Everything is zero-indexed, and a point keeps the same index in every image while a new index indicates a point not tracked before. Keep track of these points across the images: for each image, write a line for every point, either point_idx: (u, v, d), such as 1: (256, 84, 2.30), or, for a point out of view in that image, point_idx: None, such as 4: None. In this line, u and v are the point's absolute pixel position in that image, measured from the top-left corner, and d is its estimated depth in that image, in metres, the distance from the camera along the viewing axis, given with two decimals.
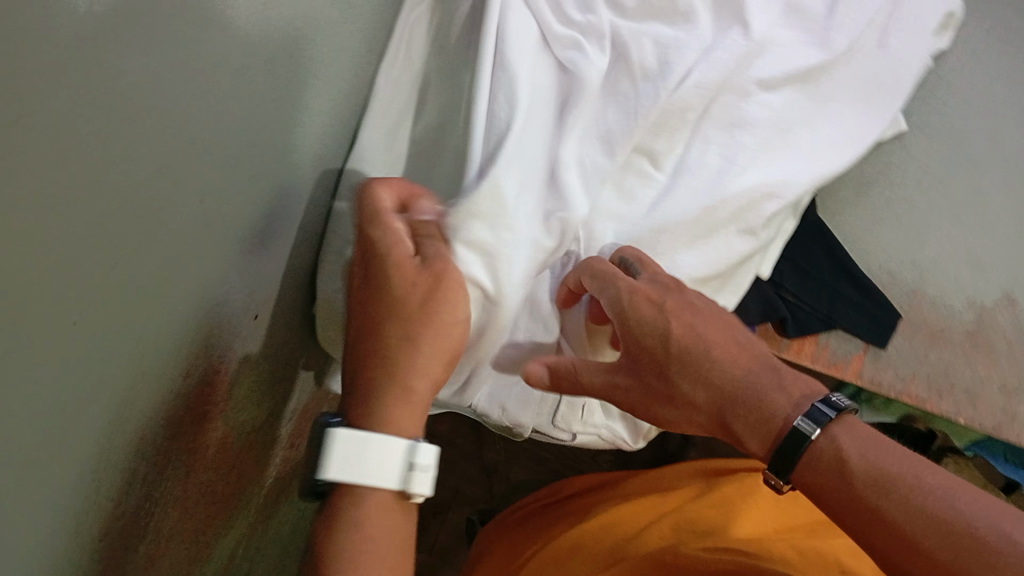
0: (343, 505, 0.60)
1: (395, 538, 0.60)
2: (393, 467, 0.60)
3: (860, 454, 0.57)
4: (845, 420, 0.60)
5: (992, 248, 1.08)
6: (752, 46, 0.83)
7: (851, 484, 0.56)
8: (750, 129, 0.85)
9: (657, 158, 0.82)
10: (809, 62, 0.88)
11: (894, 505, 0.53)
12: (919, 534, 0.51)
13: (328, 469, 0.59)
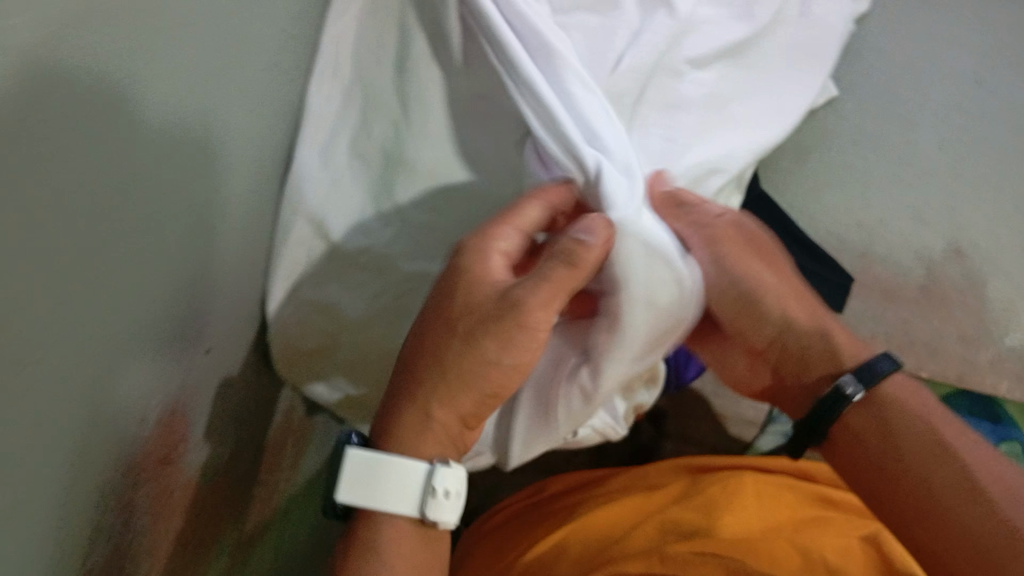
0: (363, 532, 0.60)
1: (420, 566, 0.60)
2: (418, 498, 0.59)
3: (920, 422, 0.64)
4: (899, 380, 0.67)
5: (935, 204, 1.09)
6: (679, 27, 0.84)
7: (901, 444, 0.63)
8: (686, 107, 0.84)
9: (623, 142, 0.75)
10: (728, 34, 0.88)
11: (938, 464, 0.61)
12: (947, 494, 0.60)
13: (347, 493, 0.59)
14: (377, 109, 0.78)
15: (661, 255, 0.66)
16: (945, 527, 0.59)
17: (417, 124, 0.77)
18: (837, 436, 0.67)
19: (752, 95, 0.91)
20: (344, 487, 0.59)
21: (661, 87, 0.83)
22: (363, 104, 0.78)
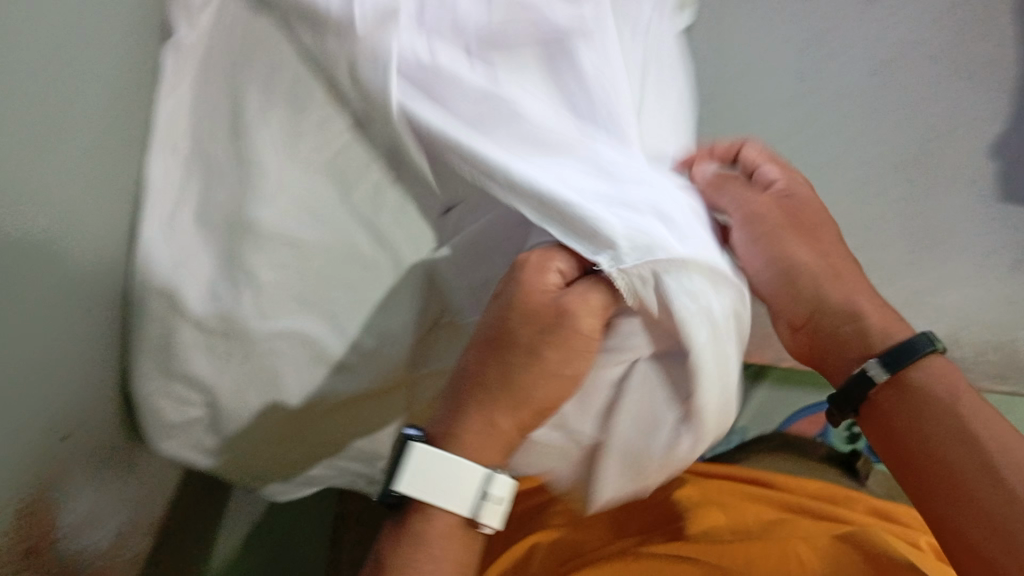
0: (413, 530, 0.60)
1: (457, 567, 0.61)
2: (472, 498, 0.60)
3: (957, 404, 0.60)
4: (935, 363, 0.62)
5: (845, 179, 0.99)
6: None
7: (921, 427, 0.60)
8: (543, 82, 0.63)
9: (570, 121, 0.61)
10: None
11: (993, 457, 0.56)
12: (970, 478, 0.57)
13: (405, 484, 0.59)
14: (216, 174, 0.61)
15: (727, 321, 0.57)
16: (969, 508, 0.56)
17: (257, 184, 0.60)
18: (884, 395, 0.63)
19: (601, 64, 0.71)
20: (401, 479, 0.59)
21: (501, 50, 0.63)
22: (202, 175, 0.61)
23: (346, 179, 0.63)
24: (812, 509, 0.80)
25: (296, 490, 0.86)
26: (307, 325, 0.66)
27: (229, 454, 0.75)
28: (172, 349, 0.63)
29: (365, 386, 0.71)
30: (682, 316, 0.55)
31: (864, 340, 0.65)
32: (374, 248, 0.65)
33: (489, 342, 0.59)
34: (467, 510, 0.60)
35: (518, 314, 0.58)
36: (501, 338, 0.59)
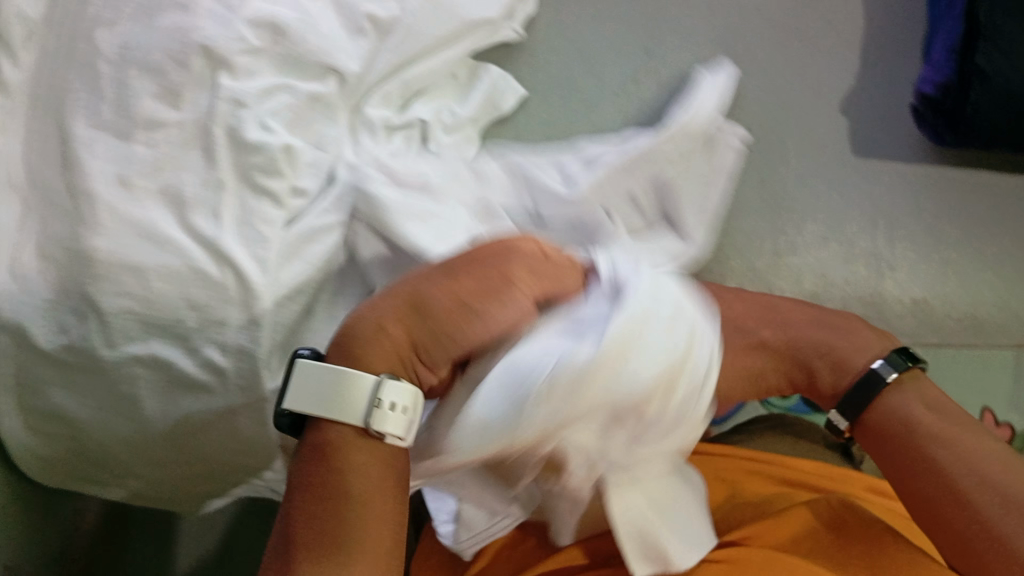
0: (310, 445, 0.42)
1: (372, 482, 0.42)
2: (370, 399, 0.42)
3: (926, 436, 0.49)
4: (900, 396, 0.51)
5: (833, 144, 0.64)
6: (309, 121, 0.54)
7: (886, 453, 0.50)
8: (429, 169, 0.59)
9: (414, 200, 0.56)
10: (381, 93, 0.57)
11: (950, 483, 0.47)
12: (941, 497, 0.47)
13: (297, 398, 0.42)
14: (65, 225, 0.48)
15: (645, 310, 0.43)
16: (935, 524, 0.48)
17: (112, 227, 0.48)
18: (867, 423, 0.52)
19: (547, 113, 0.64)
20: (289, 391, 0.43)
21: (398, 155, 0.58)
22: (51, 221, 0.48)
23: (185, 202, 0.50)
24: (800, 480, 0.61)
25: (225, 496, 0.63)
26: (171, 354, 0.50)
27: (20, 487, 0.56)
28: (37, 389, 0.51)
29: (216, 407, 0.53)
30: (630, 316, 0.42)
31: (848, 358, 0.53)
32: (234, 283, 0.50)
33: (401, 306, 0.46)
34: (362, 419, 0.42)
35: (438, 272, 0.47)
36: (409, 321, 0.45)
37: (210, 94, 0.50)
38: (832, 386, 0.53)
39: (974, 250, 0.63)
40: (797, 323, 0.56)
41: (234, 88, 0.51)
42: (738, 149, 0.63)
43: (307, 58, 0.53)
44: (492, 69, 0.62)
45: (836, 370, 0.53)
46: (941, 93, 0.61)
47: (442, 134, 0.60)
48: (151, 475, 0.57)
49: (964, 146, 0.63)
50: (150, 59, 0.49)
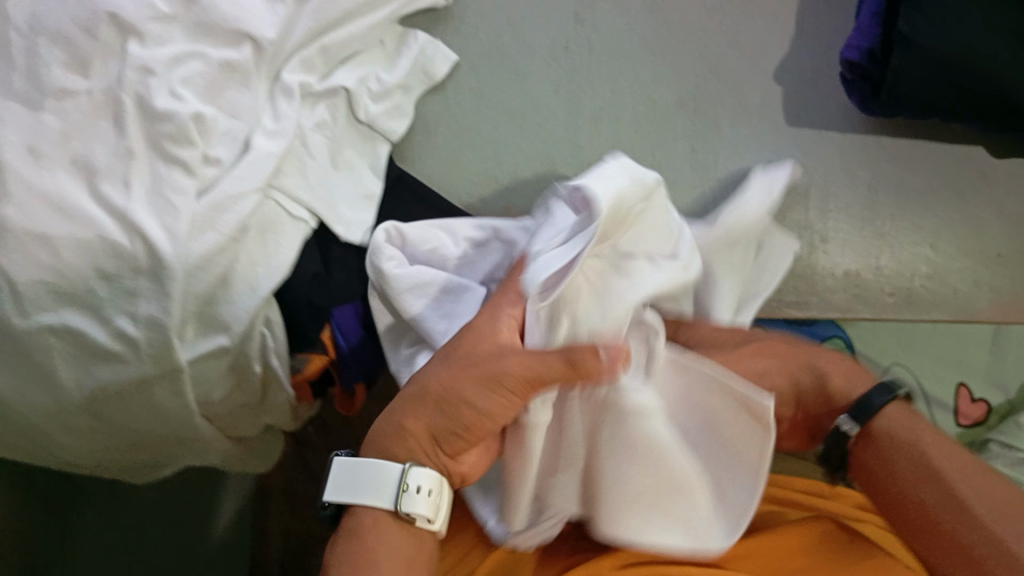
0: (347, 530, 0.47)
1: (401, 560, 0.47)
2: (399, 486, 0.47)
3: (921, 452, 0.48)
4: (894, 411, 0.49)
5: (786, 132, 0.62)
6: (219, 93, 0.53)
7: (891, 466, 0.48)
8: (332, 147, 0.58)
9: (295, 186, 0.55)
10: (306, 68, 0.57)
11: (920, 492, 0.47)
12: (941, 510, 0.46)
13: (334, 491, 0.48)
14: None
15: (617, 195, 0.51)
16: (925, 532, 0.47)
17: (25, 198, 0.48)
18: (872, 436, 0.49)
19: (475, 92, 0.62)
20: (328, 488, 0.48)
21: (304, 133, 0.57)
22: None
23: (96, 174, 0.49)
24: (793, 496, 0.62)
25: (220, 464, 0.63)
26: (83, 323, 0.49)
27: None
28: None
29: (128, 377, 0.51)
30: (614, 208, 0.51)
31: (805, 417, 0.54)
32: (143, 252, 0.49)
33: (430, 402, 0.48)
34: (390, 504, 0.47)
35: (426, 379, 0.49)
36: (440, 389, 0.48)
37: (119, 62, 0.51)
38: (846, 395, 0.51)
39: (910, 222, 0.61)
40: (818, 362, 0.54)
41: (143, 56, 0.51)
42: (667, 118, 0.62)
43: (219, 24, 0.53)
44: (409, 38, 0.61)
45: (818, 395, 0.53)
46: (867, 59, 0.59)
47: (369, 101, 0.59)
48: (71, 444, 0.55)
49: (894, 113, 0.61)
50: (60, 28, 0.49)
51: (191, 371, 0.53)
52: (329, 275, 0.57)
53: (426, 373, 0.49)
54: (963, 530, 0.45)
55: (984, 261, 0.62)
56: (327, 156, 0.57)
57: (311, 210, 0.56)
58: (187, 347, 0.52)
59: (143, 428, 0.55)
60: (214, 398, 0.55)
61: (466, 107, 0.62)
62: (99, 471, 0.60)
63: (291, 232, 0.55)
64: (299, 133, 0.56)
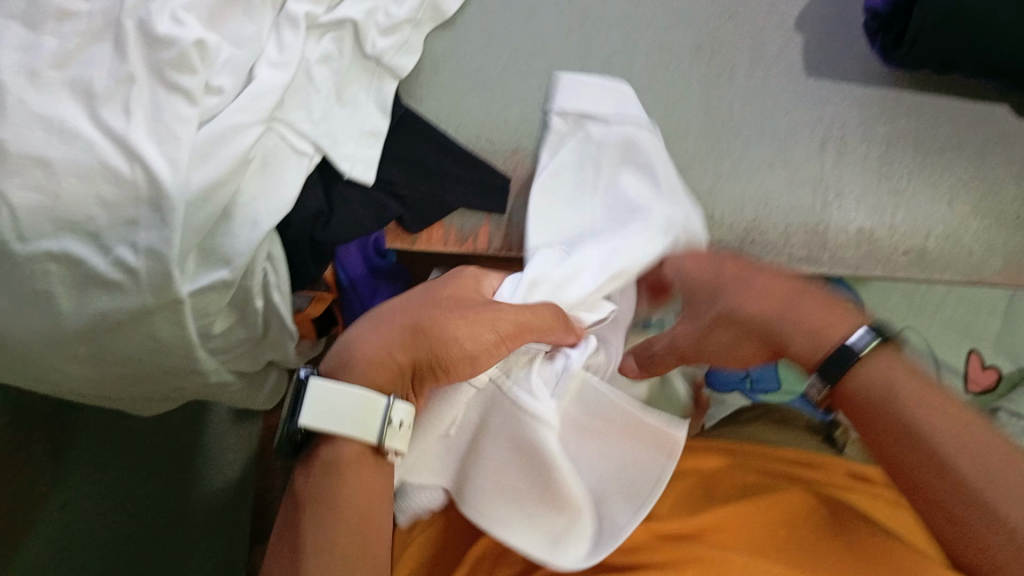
0: (320, 461, 0.41)
1: (374, 495, 0.42)
2: (387, 420, 0.41)
3: (899, 407, 0.41)
4: (878, 360, 0.43)
5: (813, 86, 0.61)
6: (227, 24, 0.53)
7: (871, 425, 0.42)
8: (340, 82, 0.56)
9: (298, 118, 0.54)
10: (317, 1, 0.56)
11: (898, 454, 0.41)
12: (918, 473, 0.40)
13: (312, 417, 0.40)
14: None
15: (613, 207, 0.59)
16: (911, 500, 0.40)
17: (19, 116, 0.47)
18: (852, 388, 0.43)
19: (486, 31, 0.61)
20: (306, 409, 0.40)
21: (313, 64, 0.55)
22: None
23: (94, 98, 0.49)
24: (798, 474, 0.59)
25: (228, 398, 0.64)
26: (82, 250, 0.49)
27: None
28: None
29: (128, 306, 0.50)
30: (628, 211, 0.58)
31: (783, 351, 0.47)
32: (143, 179, 0.49)
33: (399, 331, 0.44)
34: (376, 439, 0.41)
35: (429, 299, 0.46)
36: (414, 332, 0.44)
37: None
38: (808, 351, 0.45)
39: (927, 179, 0.59)
40: (764, 301, 0.48)
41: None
42: (679, 64, 0.61)
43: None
44: None
45: (803, 340, 0.46)
46: (889, 8, 0.58)
47: (377, 35, 0.57)
48: (73, 370, 0.55)
49: (916, 66, 0.59)
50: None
51: (191, 303, 0.52)
52: (332, 213, 0.56)
53: (396, 314, 0.45)
54: (952, 496, 0.38)
55: (1000, 222, 0.60)
56: (332, 90, 0.56)
57: (314, 144, 0.55)
58: (188, 279, 0.52)
59: (144, 358, 0.54)
60: (216, 331, 0.55)
61: (475, 45, 0.61)
62: (101, 400, 0.60)
63: (294, 167, 0.54)
64: (302, 65, 0.55)
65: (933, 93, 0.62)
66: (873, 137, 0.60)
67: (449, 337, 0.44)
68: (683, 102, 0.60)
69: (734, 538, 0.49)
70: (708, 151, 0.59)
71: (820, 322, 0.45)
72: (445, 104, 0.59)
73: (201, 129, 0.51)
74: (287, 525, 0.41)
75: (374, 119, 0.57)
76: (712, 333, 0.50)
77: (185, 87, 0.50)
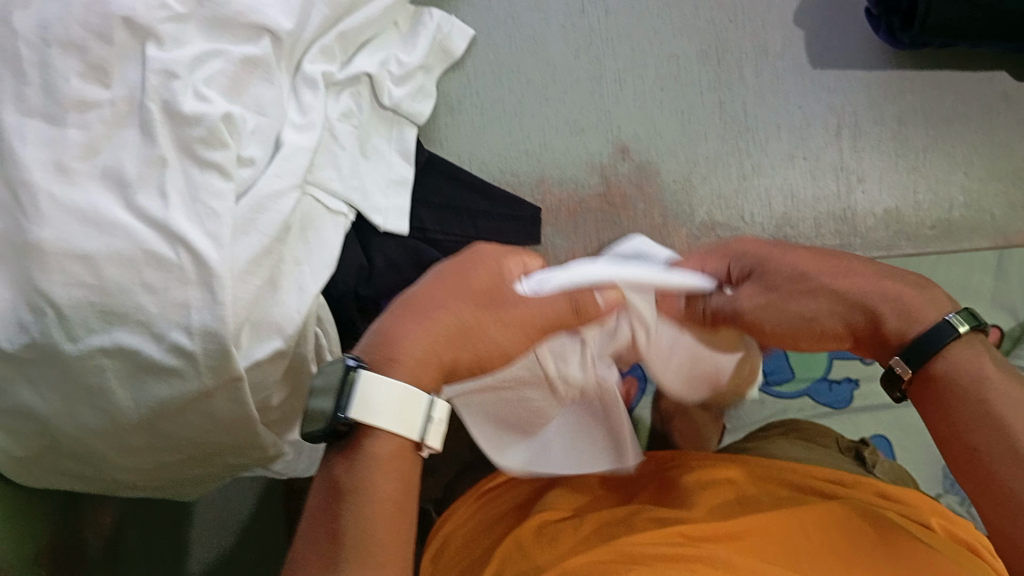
0: (358, 457, 0.36)
1: (404, 496, 0.36)
2: (425, 419, 0.37)
3: (979, 393, 0.37)
4: (971, 347, 0.38)
5: (803, 83, 0.65)
6: (249, 92, 0.53)
7: (948, 407, 0.38)
8: (361, 138, 0.58)
9: (329, 178, 0.55)
10: (331, 62, 0.57)
11: (972, 438, 0.36)
12: (992, 456, 0.35)
13: (361, 411, 0.36)
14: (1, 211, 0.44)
15: None
16: (970, 477, 0.36)
17: (48, 207, 0.44)
18: (936, 373, 0.38)
19: (493, 72, 0.64)
20: (354, 403, 0.36)
21: (333, 125, 0.57)
22: None
23: (126, 182, 0.47)
24: (818, 488, 0.52)
25: (286, 469, 0.63)
26: (135, 340, 0.46)
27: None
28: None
29: (187, 392, 0.49)
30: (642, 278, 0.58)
31: (880, 326, 0.41)
32: (190, 261, 0.47)
33: (437, 327, 0.40)
34: (417, 436, 0.37)
35: (452, 288, 0.42)
36: (463, 325, 0.41)
37: (138, 68, 0.48)
38: (899, 331, 0.40)
39: (929, 155, 0.65)
40: (879, 282, 0.42)
41: (163, 60, 0.49)
42: (689, 71, 0.65)
43: (235, 19, 0.52)
44: (419, 27, 0.62)
45: (902, 317, 0.40)
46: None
47: (392, 85, 0.60)
48: (127, 463, 0.53)
49: (923, 43, 0.64)
50: (72, 36, 0.46)
51: (249, 378, 0.51)
52: (373, 267, 0.57)
53: (418, 307, 0.41)
54: (1014, 478, 0.34)
55: (1013, 185, 0.66)
56: (356, 145, 0.58)
57: (347, 203, 0.56)
58: (243, 355, 0.50)
59: (200, 441, 0.53)
60: (273, 403, 0.54)
61: (487, 82, 0.64)
62: (150, 492, 0.58)
63: (331, 225, 0.55)
64: (326, 125, 0.56)
65: (914, 74, 0.67)
66: (866, 122, 0.65)
67: (486, 333, 0.42)
68: (688, 113, 0.64)
69: (754, 547, 0.43)
70: (719, 155, 0.64)
71: (911, 297, 0.41)
72: (463, 147, 0.63)
73: (241, 201, 0.50)
74: (311, 557, 0.34)
75: (398, 172, 0.59)
76: (799, 297, 0.44)
77: (218, 161, 0.49)
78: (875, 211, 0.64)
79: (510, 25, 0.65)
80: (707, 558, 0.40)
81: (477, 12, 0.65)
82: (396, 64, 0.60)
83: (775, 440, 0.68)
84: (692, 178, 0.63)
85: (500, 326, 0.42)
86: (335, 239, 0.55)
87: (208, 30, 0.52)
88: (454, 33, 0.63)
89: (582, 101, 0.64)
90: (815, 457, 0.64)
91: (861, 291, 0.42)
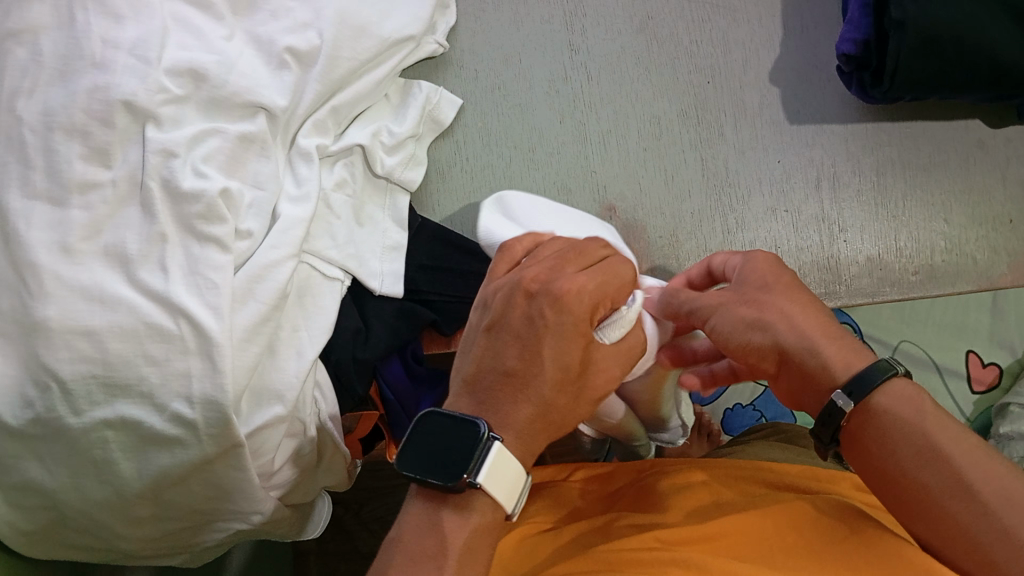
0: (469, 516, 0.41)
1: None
2: (518, 497, 0.42)
3: (923, 430, 0.43)
4: (905, 386, 0.44)
5: (784, 137, 0.68)
6: (244, 165, 0.55)
7: (895, 445, 0.43)
8: (354, 205, 0.60)
9: (324, 243, 0.57)
10: (324, 134, 0.60)
11: (922, 476, 0.42)
12: (943, 494, 0.41)
13: (487, 478, 0.40)
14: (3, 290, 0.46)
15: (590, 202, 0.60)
16: (928, 516, 0.42)
17: (48, 287, 0.46)
18: (877, 406, 0.44)
19: (481, 138, 0.66)
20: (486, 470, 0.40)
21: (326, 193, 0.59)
22: None
23: (128, 258, 0.48)
24: (788, 485, 0.54)
25: (295, 531, 0.64)
26: (137, 411, 0.48)
27: (9, 571, 0.51)
28: (7, 467, 0.48)
29: (187, 460, 0.49)
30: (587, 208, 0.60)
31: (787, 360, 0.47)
32: (191, 333, 0.48)
33: (537, 410, 0.42)
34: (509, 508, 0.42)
35: (553, 372, 0.42)
36: (554, 407, 0.42)
37: (139, 148, 0.50)
38: (835, 375, 0.45)
39: (908, 203, 0.67)
40: (786, 312, 0.47)
41: (162, 140, 0.51)
42: (673, 132, 0.67)
43: (231, 99, 0.54)
44: (406, 100, 0.65)
45: (839, 357, 0.46)
46: (863, 50, 0.65)
47: (384, 154, 0.62)
48: (133, 534, 0.53)
49: (895, 97, 0.66)
50: (75, 121, 0.48)
51: (247, 443, 0.52)
52: (369, 330, 0.59)
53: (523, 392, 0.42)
54: (960, 509, 0.41)
55: (992, 229, 0.68)
56: (351, 215, 0.60)
57: (343, 269, 0.58)
58: (243, 422, 0.52)
59: (204, 508, 0.54)
60: (274, 466, 0.55)
61: (476, 148, 0.66)
62: (161, 560, 0.59)
63: (328, 291, 0.57)
64: (321, 196, 0.58)
65: (891, 126, 0.69)
66: (847, 174, 0.67)
67: (561, 418, 0.43)
68: (671, 170, 0.66)
69: (718, 547, 0.45)
70: (706, 209, 0.65)
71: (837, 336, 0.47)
72: (456, 211, 0.65)
73: (241, 270, 0.52)
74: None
75: (394, 235, 0.61)
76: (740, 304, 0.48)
77: (216, 230, 0.50)
78: (859, 259, 0.66)
79: (497, 94, 0.67)
80: (676, 562, 0.43)
81: (464, 82, 0.68)
82: (388, 135, 0.62)
83: (752, 444, 0.70)
84: (681, 234, 0.65)
85: (573, 412, 0.43)
86: (333, 300, 0.57)
87: (203, 109, 0.54)
88: (444, 101, 0.65)
89: (570, 162, 0.66)
90: (789, 454, 0.66)
91: (826, 344, 0.46)
